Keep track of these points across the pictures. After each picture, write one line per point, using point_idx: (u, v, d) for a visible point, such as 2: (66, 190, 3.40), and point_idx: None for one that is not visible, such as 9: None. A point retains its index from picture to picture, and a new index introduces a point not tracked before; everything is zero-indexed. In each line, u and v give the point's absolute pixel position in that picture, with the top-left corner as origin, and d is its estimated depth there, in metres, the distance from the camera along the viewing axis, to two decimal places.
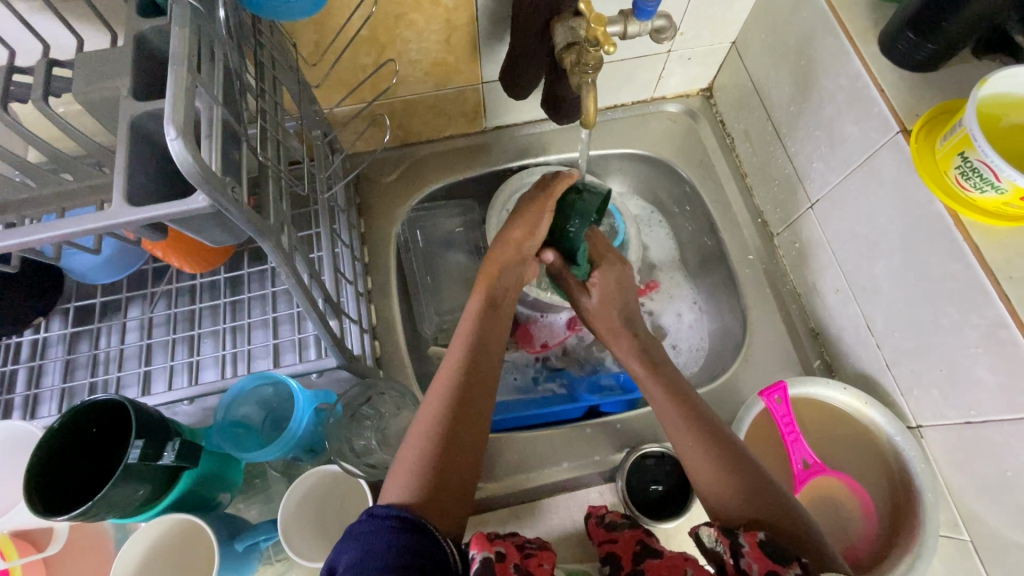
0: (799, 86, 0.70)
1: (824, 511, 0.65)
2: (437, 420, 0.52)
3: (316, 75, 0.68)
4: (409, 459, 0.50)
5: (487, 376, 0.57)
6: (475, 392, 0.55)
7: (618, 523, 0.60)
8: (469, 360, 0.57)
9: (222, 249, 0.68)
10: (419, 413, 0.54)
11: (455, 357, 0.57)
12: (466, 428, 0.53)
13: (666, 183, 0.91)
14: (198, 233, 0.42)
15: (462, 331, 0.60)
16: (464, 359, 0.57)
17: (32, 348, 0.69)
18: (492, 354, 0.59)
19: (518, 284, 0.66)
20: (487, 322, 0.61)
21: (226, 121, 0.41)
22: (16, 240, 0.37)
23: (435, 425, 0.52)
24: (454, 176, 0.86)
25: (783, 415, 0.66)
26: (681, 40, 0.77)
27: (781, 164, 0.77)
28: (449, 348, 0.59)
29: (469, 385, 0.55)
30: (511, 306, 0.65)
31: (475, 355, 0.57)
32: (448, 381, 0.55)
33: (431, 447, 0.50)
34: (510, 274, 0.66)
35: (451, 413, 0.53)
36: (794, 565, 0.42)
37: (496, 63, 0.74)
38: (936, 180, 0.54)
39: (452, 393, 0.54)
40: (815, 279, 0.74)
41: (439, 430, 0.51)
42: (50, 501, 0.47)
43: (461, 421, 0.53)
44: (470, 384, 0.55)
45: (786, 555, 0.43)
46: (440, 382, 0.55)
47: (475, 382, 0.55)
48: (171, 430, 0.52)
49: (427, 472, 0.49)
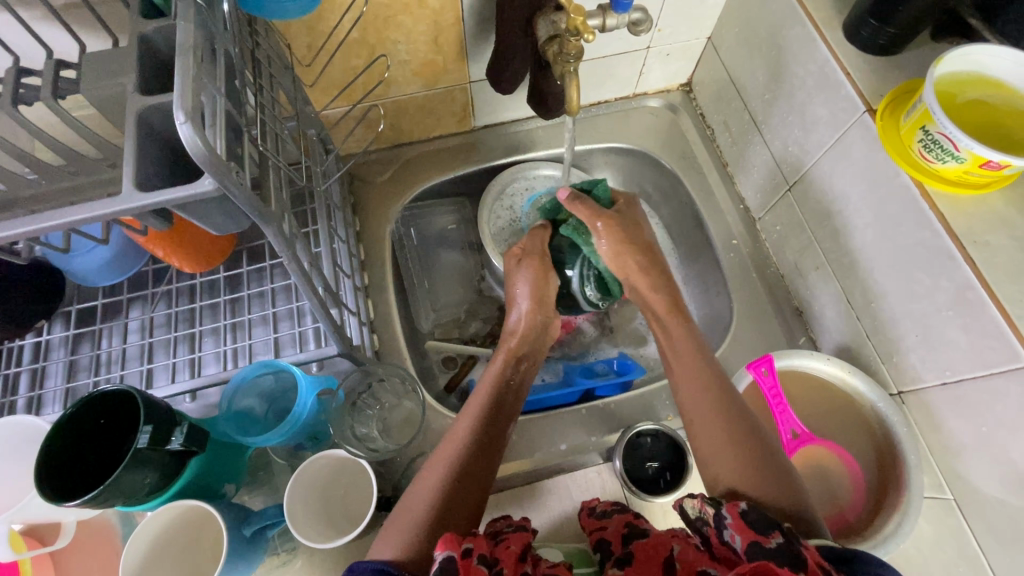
0: (772, 75, 0.74)
1: (813, 478, 0.68)
2: (434, 489, 0.54)
3: (309, 76, 0.70)
4: (412, 510, 0.52)
5: (499, 437, 0.60)
6: (476, 465, 0.56)
7: (609, 512, 0.60)
8: (478, 433, 0.58)
9: (220, 247, 0.69)
10: (431, 463, 0.57)
11: (464, 430, 0.59)
12: (470, 485, 0.55)
13: (650, 175, 0.94)
14: (203, 218, 0.44)
15: (475, 404, 0.61)
16: (472, 431, 0.58)
17: (34, 351, 0.70)
18: (501, 428, 0.61)
19: (540, 344, 0.70)
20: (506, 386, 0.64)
21: (229, 113, 0.44)
22: (27, 227, 0.39)
23: (433, 490, 0.54)
24: (445, 174, 0.89)
25: (769, 385, 0.69)
26: (659, 36, 0.81)
27: (759, 152, 0.80)
28: (459, 418, 0.61)
29: (471, 449, 0.57)
30: (527, 375, 0.67)
31: (484, 430, 0.59)
32: (452, 453, 0.57)
33: (423, 513, 0.52)
34: (528, 351, 0.68)
35: (451, 477, 0.54)
36: (777, 534, 0.43)
37: (483, 62, 0.77)
38: (902, 154, 0.57)
39: (463, 450, 0.57)
40: (797, 259, 0.77)
41: (435, 501, 0.53)
42: (61, 490, 0.49)
43: (457, 494, 0.54)
44: (473, 459, 0.56)
45: (767, 525, 0.44)
46: (455, 439, 0.58)
47: (479, 457, 0.57)
48: (177, 416, 0.53)
49: (415, 536, 0.50)
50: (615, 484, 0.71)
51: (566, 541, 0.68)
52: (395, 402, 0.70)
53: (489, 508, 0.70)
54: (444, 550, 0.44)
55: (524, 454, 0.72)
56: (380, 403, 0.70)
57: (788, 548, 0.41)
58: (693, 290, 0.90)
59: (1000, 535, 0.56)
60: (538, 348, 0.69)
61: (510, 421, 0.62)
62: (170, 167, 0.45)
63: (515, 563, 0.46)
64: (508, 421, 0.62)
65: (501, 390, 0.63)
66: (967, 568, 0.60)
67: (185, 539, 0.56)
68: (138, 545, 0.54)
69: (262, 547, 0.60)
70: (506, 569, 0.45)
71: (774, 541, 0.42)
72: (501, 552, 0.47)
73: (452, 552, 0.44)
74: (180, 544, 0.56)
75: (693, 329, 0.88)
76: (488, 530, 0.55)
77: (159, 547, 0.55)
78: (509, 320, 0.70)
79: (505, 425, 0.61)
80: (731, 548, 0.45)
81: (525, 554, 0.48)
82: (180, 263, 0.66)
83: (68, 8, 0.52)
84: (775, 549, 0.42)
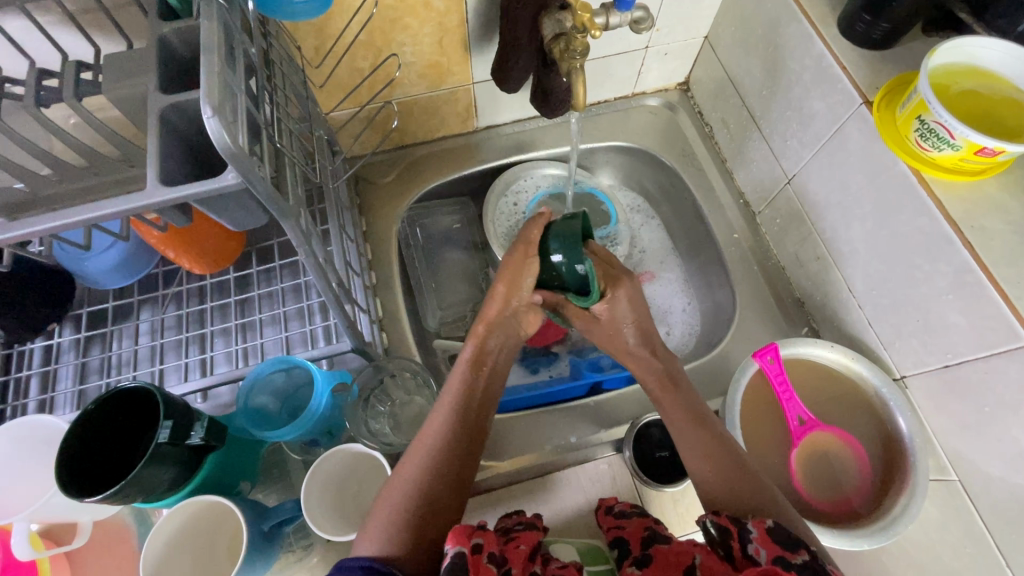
0: (769, 71, 0.75)
1: (819, 465, 0.69)
2: (415, 483, 0.53)
3: (318, 78, 0.71)
4: (390, 507, 0.51)
5: (474, 429, 0.59)
6: (453, 454, 0.56)
7: (627, 512, 0.60)
8: (453, 423, 0.58)
9: (229, 249, 0.70)
10: (406, 457, 0.56)
11: (438, 419, 0.58)
12: (449, 478, 0.54)
13: (650, 173, 0.96)
14: (221, 212, 0.44)
15: (448, 390, 0.61)
16: (448, 422, 0.58)
17: (44, 354, 0.70)
18: (478, 414, 0.60)
19: (513, 334, 0.68)
20: (475, 377, 0.62)
21: (249, 111, 0.45)
22: (49, 223, 0.39)
23: (412, 484, 0.53)
24: (448, 174, 0.90)
25: (775, 372, 0.69)
26: (657, 36, 0.82)
27: (758, 147, 0.82)
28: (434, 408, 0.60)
29: (448, 443, 0.56)
30: (499, 364, 0.65)
31: (459, 419, 0.58)
32: (429, 445, 0.56)
33: (407, 507, 0.51)
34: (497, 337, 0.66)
35: (430, 472, 0.54)
36: (802, 552, 0.45)
37: (486, 64, 0.79)
38: (899, 144, 0.59)
39: (438, 444, 0.56)
40: (797, 250, 0.79)
41: (417, 491, 0.52)
42: (81, 486, 0.49)
43: (439, 485, 0.53)
44: (451, 446, 0.56)
45: (793, 544, 0.46)
46: (430, 432, 0.57)
47: (457, 446, 0.56)
48: (195, 412, 0.54)
49: (398, 533, 0.49)
50: (626, 475, 0.72)
51: (577, 534, 0.69)
52: (406, 398, 0.71)
53: (501, 502, 0.70)
54: (456, 544, 0.44)
55: (536, 448, 0.72)
56: (391, 400, 0.71)
57: (812, 565, 0.44)
58: (696, 284, 0.92)
59: (1005, 512, 0.58)
60: (512, 333, 0.68)
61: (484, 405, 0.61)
62: (191, 164, 0.45)
63: (524, 562, 0.47)
64: (484, 406, 0.61)
65: (473, 376, 0.62)
66: (973, 548, 0.61)
67: (209, 526, 0.58)
68: (167, 527, 0.55)
69: (282, 539, 0.61)
70: (513, 569, 0.46)
71: (800, 559, 0.45)
72: (510, 550, 0.48)
73: (463, 547, 0.44)
74: (203, 530, 0.57)
75: (696, 324, 0.89)
76: (500, 526, 0.56)
77: (185, 530, 0.56)
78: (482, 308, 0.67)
79: (482, 413, 0.61)
80: (754, 562, 0.46)
81: (534, 554, 0.49)
82: (190, 265, 0.67)
83: (84, 12, 0.53)
84: (800, 564, 0.44)
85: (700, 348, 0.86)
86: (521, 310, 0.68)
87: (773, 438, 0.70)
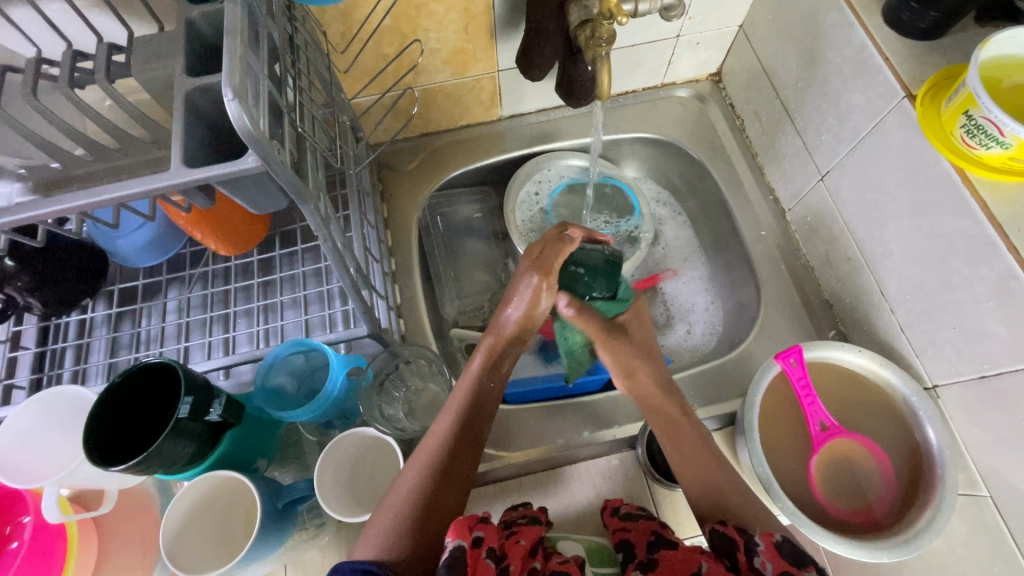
0: (806, 61, 0.72)
1: (840, 473, 0.67)
2: (416, 488, 0.53)
3: (342, 63, 0.72)
4: (391, 512, 0.52)
5: (477, 436, 0.59)
6: (456, 462, 0.56)
7: (633, 514, 0.59)
8: (456, 430, 0.57)
9: (253, 232, 0.71)
10: (410, 460, 0.56)
11: (442, 426, 0.58)
12: (449, 485, 0.55)
13: (677, 165, 0.93)
14: (242, 195, 0.45)
15: (452, 404, 0.59)
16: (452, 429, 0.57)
17: (79, 328, 0.73)
18: (480, 421, 0.59)
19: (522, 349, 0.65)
20: (483, 389, 0.61)
21: (272, 96, 0.45)
22: (79, 201, 0.40)
23: (414, 489, 0.53)
24: (471, 163, 0.89)
25: (798, 376, 0.67)
26: (690, 25, 0.80)
27: (791, 141, 0.79)
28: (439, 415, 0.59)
29: (451, 450, 0.56)
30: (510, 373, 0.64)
31: (462, 427, 0.58)
32: (431, 451, 0.56)
33: (408, 507, 0.52)
34: (509, 349, 0.63)
35: (432, 477, 0.54)
36: (811, 570, 0.45)
37: (511, 51, 0.78)
38: (943, 141, 0.56)
39: (441, 450, 0.56)
40: (828, 251, 0.76)
41: (418, 494, 0.53)
42: (105, 455, 0.51)
43: (440, 494, 0.54)
44: (452, 457, 0.56)
45: (802, 560, 0.46)
46: (434, 438, 0.57)
47: (460, 452, 0.57)
48: (214, 389, 0.55)
49: (399, 538, 0.50)
50: (639, 472, 0.71)
51: (586, 529, 0.68)
52: (421, 385, 0.72)
53: (512, 493, 0.70)
54: (455, 538, 0.44)
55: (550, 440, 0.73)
56: (407, 386, 0.72)
57: None
58: (720, 283, 0.89)
59: None
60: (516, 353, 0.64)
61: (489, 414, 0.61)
62: (214, 146, 0.46)
63: (524, 558, 0.47)
64: (489, 416, 0.61)
65: (482, 388, 0.61)
66: (1003, 568, 0.58)
67: (226, 502, 0.60)
68: (187, 498, 0.57)
69: (297, 517, 0.62)
70: (512, 566, 0.45)
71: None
72: (510, 546, 0.48)
73: (462, 541, 0.44)
74: (223, 500, 0.59)
75: (718, 322, 0.87)
76: (503, 519, 0.57)
77: (202, 504, 0.58)
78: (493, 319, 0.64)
79: (486, 418, 0.60)
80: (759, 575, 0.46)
81: (535, 550, 0.49)
82: (216, 247, 0.68)
83: None
84: None
85: (721, 348, 0.84)
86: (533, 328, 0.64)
87: (793, 443, 0.69)
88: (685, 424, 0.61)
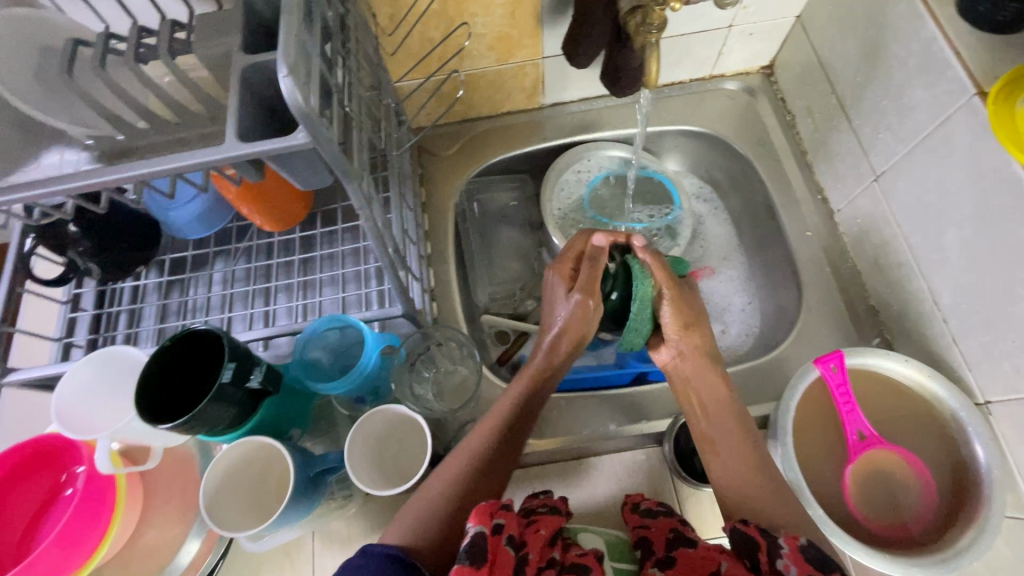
0: (868, 55, 0.69)
1: (877, 485, 0.64)
2: (450, 486, 0.54)
3: (389, 46, 0.73)
4: (421, 507, 0.52)
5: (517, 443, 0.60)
6: (492, 465, 0.57)
7: (654, 511, 0.59)
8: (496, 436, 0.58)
9: (296, 210, 0.74)
10: (448, 461, 0.57)
11: (480, 434, 0.58)
12: (483, 488, 0.55)
13: (720, 160, 0.91)
14: (289, 170, 0.46)
15: (496, 412, 0.60)
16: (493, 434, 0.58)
17: (132, 293, 0.77)
18: (521, 429, 0.61)
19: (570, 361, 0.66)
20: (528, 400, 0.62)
21: (323, 75, 0.46)
22: (141, 170, 0.42)
23: (447, 487, 0.54)
24: (511, 150, 0.89)
25: (837, 382, 0.65)
26: (743, 14, 0.77)
27: (844, 139, 0.75)
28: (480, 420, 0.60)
29: (490, 454, 0.57)
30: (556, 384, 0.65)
31: (503, 434, 0.59)
32: (469, 453, 0.57)
33: (440, 507, 0.52)
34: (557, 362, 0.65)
35: (467, 476, 0.55)
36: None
37: (557, 37, 0.77)
38: (1016, 142, 0.52)
39: (479, 453, 0.57)
40: (878, 255, 0.72)
41: (450, 493, 0.54)
42: (151, 412, 0.54)
43: (473, 492, 0.54)
44: (490, 462, 0.57)
45: (827, 564, 0.44)
46: (474, 441, 0.58)
47: (499, 457, 0.58)
48: (255, 358, 0.57)
49: (425, 531, 0.50)
50: (664, 469, 0.71)
51: (608, 522, 0.68)
52: (451, 367, 0.73)
53: (534, 480, 0.71)
54: (477, 523, 0.44)
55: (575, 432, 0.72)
56: (437, 367, 0.73)
57: None
58: (759, 283, 0.87)
59: None
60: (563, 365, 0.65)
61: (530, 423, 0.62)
62: (266, 122, 0.47)
63: (542, 547, 0.47)
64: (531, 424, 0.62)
65: (528, 397, 0.62)
66: None
67: (260, 465, 0.62)
68: (226, 459, 0.59)
69: (325, 488, 0.64)
70: (530, 554, 0.46)
71: None
72: (530, 535, 0.48)
73: (483, 527, 0.44)
74: (257, 464, 0.62)
75: (754, 324, 0.85)
76: (524, 506, 0.56)
77: (237, 466, 0.61)
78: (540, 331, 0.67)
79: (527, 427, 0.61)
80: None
81: (554, 539, 0.50)
82: (261, 222, 0.71)
83: None
84: None
85: (756, 350, 0.82)
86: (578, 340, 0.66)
87: (828, 451, 0.66)
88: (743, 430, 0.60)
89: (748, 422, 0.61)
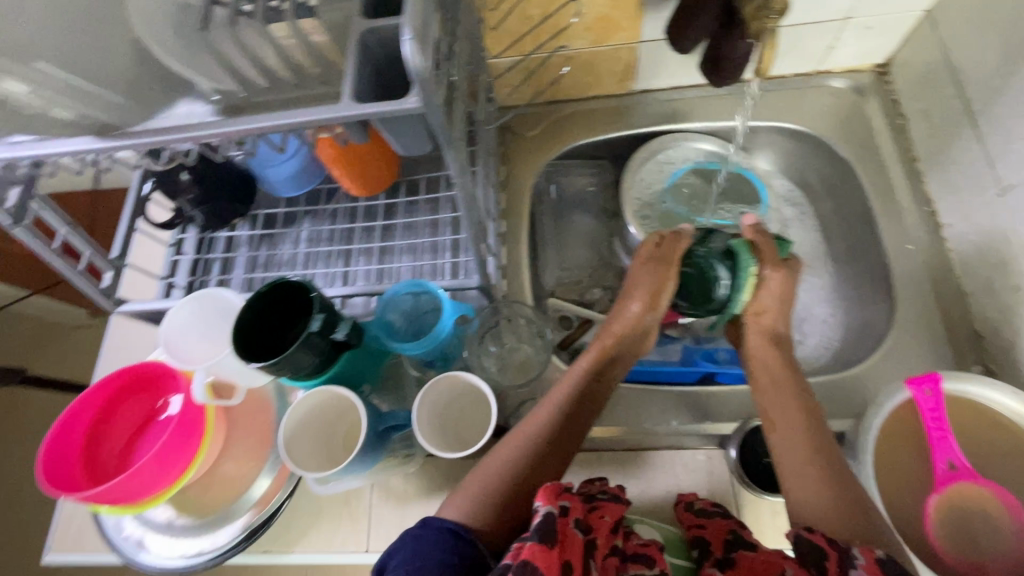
0: (1009, 56, 0.62)
1: (964, 521, 0.60)
2: (508, 464, 0.56)
3: (490, 21, 0.73)
4: (480, 482, 0.54)
5: (580, 426, 0.61)
6: (553, 445, 0.58)
7: (709, 511, 0.57)
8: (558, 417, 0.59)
9: (383, 176, 0.76)
10: (508, 437, 0.59)
11: (544, 414, 0.60)
12: (543, 467, 0.56)
13: (816, 162, 0.86)
14: (395, 134, 0.48)
15: (557, 392, 0.62)
16: (555, 415, 0.60)
17: (227, 243, 0.82)
18: (583, 413, 0.62)
19: (636, 351, 0.67)
20: (592, 384, 0.63)
21: (438, 42, 0.47)
22: (262, 123, 0.45)
23: (507, 463, 0.56)
24: (595, 134, 0.88)
25: (931, 407, 0.60)
26: (865, 5, 0.72)
27: (966, 147, 0.69)
28: (542, 401, 0.62)
29: (550, 434, 0.58)
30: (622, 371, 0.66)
31: (564, 416, 0.60)
32: (529, 433, 0.58)
33: (499, 483, 0.54)
34: (622, 350, 0.66)
35: (527, 454, 0.56)
36: None
37: (659, 21, 0.75)
38: None
39: (540, 432, 0.58)
40: (991, 276, 0.67)
41: (510, 469, 0.55)
42: (249, 351, 0.58)
43: (534, 470, 0.56)
44: (550, 443, 0.58)
45: None
46: (536, 420, 0.60)
47: (560, 438, 0.59)
48: (339, 313, 0.60)
49: (485, 503, 0.52)
50: (725, 471, 0.68)
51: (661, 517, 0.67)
52: (516, 344, 0.74)
53: (590, 465, 0.70)
54: (546, 503, 0.45)
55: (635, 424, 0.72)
56: (503, 343, 0.74)
57: None
58: (846, 295, 0.82)
59: None
60: (632, 351, 0.67)
61: (592, 407, 0.62)
62: (377, 86, 0.49)
63: (608, 536, 0.48)
64: (594, 411, 0.62)
65: (591, 381, 0.63)
66: None
67: (332, 415, 0.66)
68: (303, 407, 0.63)
69: (388, 445, 0.66)
70: (598, 540, 0.47)
71: None
72: (594, 519, 0.49)
73: (551, 506, 0.45)
74: (329, 414, 0.66)
75: (836, 337, 0.80)
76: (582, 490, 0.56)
77: (313, 414, 0.64)
78: (608, 320, 0.68)
79: (589, 411, 0.62)
80: None
81: (617, 527, 0.50)
82: (349, 185, 0.73)
83: None
84: None
85: (834, 365, 0.78)
86: (646, 329, 0.67)
87: (910, 478, 0.62)
88: (819, 443, 0.56)
89: (822, 432, 0.57)
